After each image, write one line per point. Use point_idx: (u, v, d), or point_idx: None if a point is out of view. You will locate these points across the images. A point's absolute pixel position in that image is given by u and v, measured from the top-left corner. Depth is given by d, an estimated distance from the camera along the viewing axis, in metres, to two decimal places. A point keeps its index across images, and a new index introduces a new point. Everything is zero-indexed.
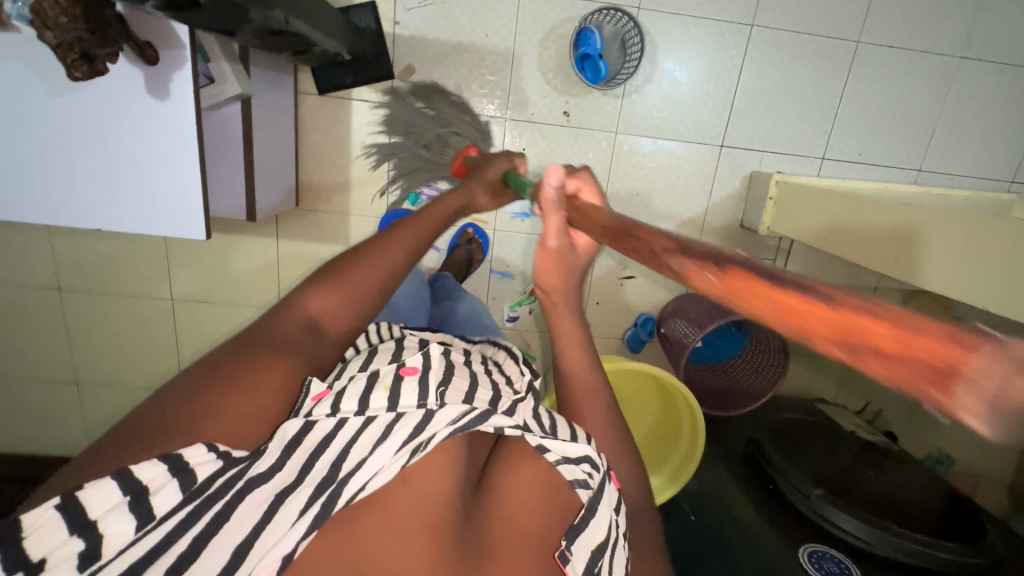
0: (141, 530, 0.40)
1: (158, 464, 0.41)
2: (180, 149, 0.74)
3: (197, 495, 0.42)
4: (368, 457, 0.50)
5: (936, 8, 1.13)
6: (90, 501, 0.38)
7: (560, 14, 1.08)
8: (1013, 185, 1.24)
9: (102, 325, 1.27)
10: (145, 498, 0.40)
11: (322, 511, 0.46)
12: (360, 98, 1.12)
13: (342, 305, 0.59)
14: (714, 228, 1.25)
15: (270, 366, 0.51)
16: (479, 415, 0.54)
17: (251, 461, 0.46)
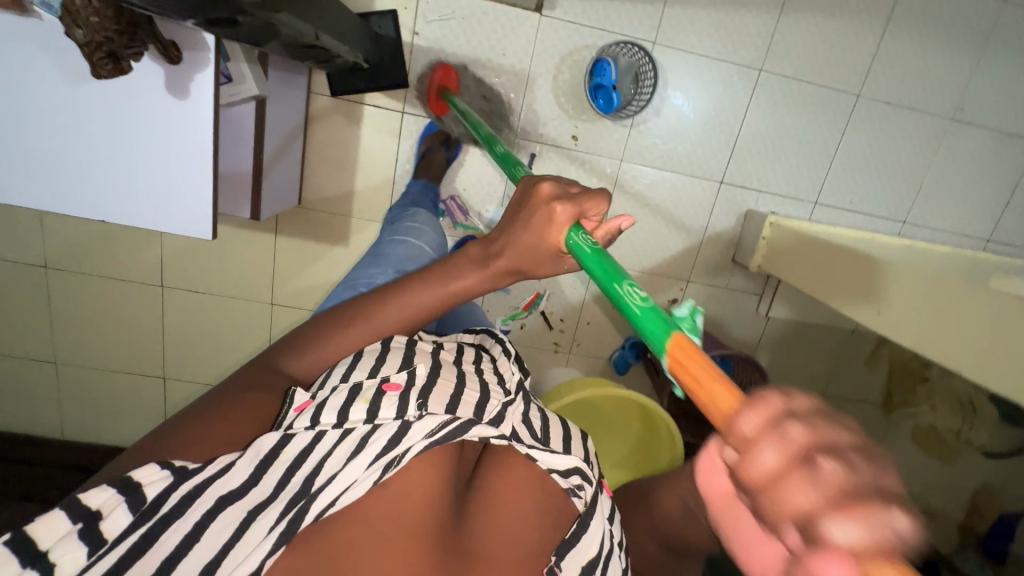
0: (92, 556, 0.44)
1: (106, 490, 0.46)
2: (194, 150, 0.74)
3: (147, 516, 0.46)
4: (341, 470, 0.51)
5: (933, 71, 1.18)
6: (40, 532, 0.43)
7: (576, 41, 1.10)
8: (988, 244, 1.31)
9: (87, 307, 1.25)
10: (94, 523, 0.44)
11: (288, 528, 0.47)
12: (372, 103, 1.12)
13: (318, 364, 0.62)
14: (707, 260, 1.29)
15: (245, 397, 0.56)
16: (461, 425, 0.54)
17: (203, 470, 0.49)
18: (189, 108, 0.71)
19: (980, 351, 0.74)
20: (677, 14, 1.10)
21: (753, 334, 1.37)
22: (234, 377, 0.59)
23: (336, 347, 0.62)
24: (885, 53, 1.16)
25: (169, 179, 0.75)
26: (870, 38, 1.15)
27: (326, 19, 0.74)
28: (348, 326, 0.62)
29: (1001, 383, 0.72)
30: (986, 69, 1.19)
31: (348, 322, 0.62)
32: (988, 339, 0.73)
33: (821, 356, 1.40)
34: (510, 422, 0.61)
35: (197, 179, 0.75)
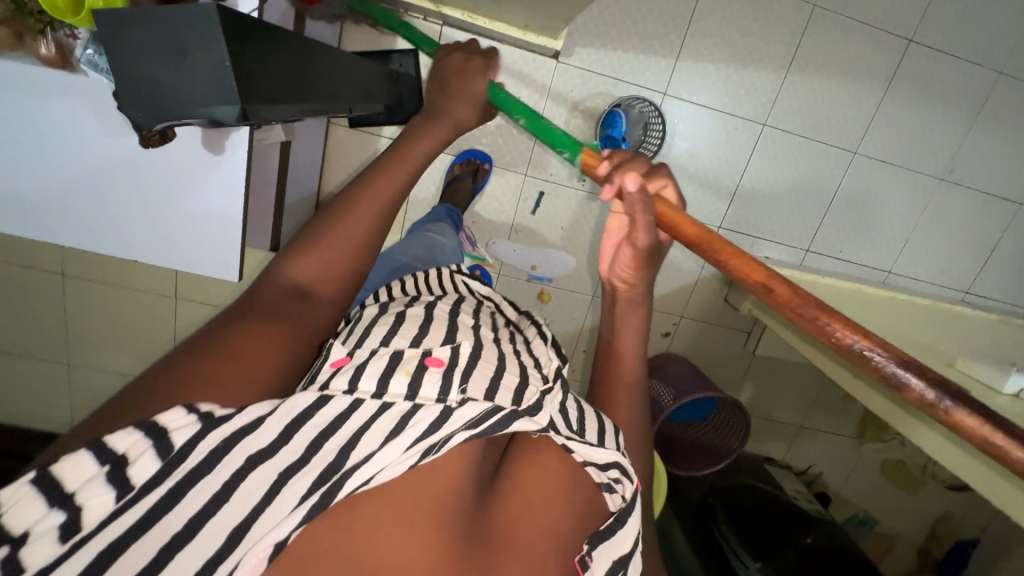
0: (121, 500, 0.39)
1: (132, 432, 0.40)
2: (226, 201, 0.77)
3: (178, 461, 0.41)
4: (379, 449, 0.47)
5: (930, 132, 1.23)
6: (66, 472, 0.38)
7: (590, 87, 1.14)
8: (966, 295, 1.38)
9: (101, 313, 1.28)
10: (122, 468, 0.39)
11: (321, 501, 0.43)
12: (389, 135, 1.15)
13: (326, 267, 0.61)
14: (700, 299, 1.35)
15: (262, 331, 0.52)
16: (503, 419, 0.50)
17: (233, 417, 0.44)
18: (223, 163, 0.75)
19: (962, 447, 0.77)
20: (689, 67, 1.14)
21: (739, 368, 1.44)
22: (243, 307, 0.55)
23: (336, 242, 0.62)
24: (885, 114, 1.21)
25: (192, 233, 0.79)
26: (871, 98, 1.20)
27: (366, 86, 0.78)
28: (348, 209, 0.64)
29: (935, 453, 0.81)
30: (979, 133, 1.24)
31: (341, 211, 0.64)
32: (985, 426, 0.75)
33: (803, 393, 1.47)
34: (549, 409, 0.58)
35: (223, 204, 0.78)
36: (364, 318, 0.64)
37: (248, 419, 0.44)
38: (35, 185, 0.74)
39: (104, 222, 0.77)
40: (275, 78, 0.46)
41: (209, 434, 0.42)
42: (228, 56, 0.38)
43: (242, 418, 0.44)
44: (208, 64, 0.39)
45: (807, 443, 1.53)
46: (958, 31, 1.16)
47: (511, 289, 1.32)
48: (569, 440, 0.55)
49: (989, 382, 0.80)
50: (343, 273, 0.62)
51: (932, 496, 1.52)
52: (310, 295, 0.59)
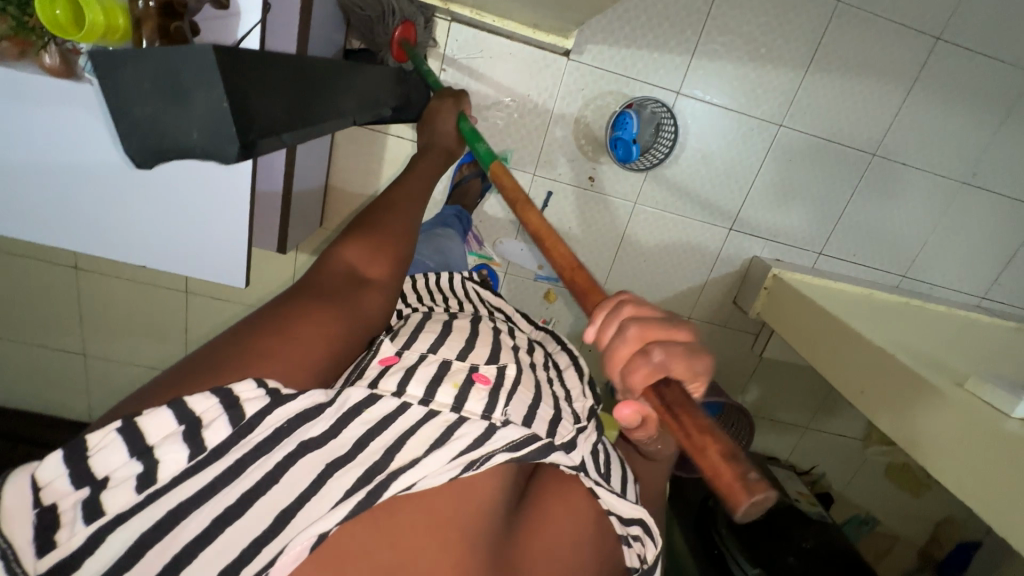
0: (193, 460, 0.39)
1: (210, 398, 0.39)
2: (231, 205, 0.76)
3: (245, 433, 0.41)
4: (421, 457, 0.46)
5: (954, 134, 1.19)
6: (148, 426, 0.38)
7: (601, 86, 1.11)
8: (983, 301, 1.35)
9: (115, 305, 1.31)
10: (198, 430, 0.39)
11: (367, 499, 0.42)
12: (397, 134, 1.14)
13: (378, 254, 0.62)
14: (711, 299, 1.34)
15: (325, 313, 0.51)
16: (542, 448, 0.50)
17: (298, 396, 0.43)
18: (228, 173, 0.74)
19: (976, 473, 0.75)
20: (703, 65, 1.11)
21: (746, 370, 1.43)
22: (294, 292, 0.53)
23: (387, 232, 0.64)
24: (907, 114, 1.17)
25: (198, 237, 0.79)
26: (892, 99, 1.16)
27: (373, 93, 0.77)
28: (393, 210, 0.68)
29: (956, 485, 0.78)
30: (1006, 136, 1.19)
31: (389, 208, 0.68)
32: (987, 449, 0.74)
33: (810, 396, 1.46)
34: (582, 449, 0.58)
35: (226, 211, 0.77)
36: (409, 322, 0.66)
37: (308, 404, 0.44)
38: (40, 187, 0.74)
39: (109, 224, 0.77)
40: (278, 110, 0.46)
41: (277, 409, 0.42)
42: (226, 101, 0.39)
43: (301, 402, 0.43)
44: (207, 104, 0.39)
45: (811, 446, 1.53)
46: (988, 30, 1.11)
47: (517, 290, 1.32)
48: (597, 485, 0.55)
49: (997, 406, 0.79)
50: (395, 263, 0.63)
51: (936, 499, 1.52)
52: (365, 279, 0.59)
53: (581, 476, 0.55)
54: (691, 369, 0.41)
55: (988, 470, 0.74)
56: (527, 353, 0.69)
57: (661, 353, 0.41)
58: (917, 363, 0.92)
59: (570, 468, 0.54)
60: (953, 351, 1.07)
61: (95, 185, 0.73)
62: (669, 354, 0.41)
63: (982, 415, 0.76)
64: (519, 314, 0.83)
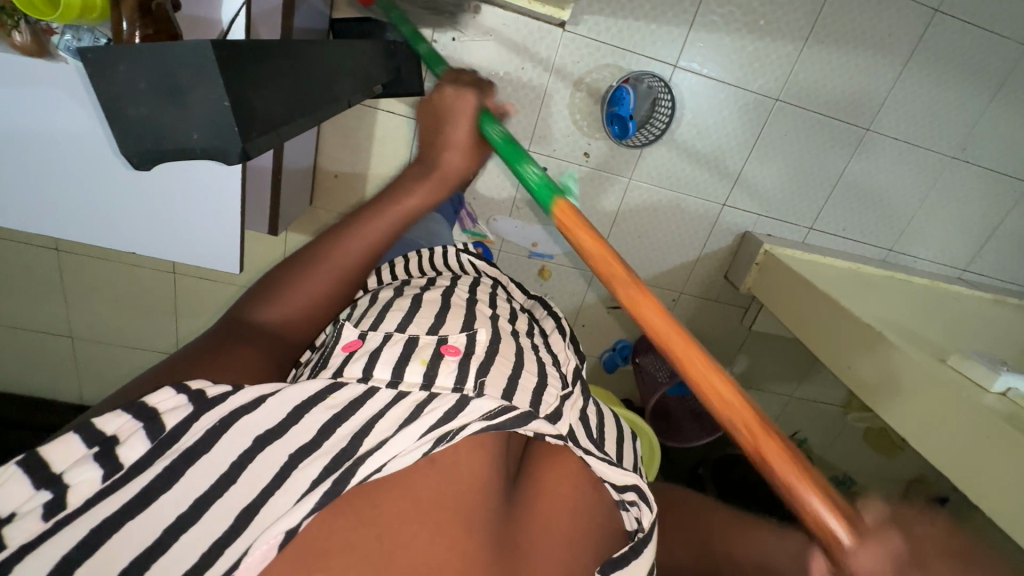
0: (108, 480, 0.42)
1: (121, 416, 0.43)
2: (219, 196, 0.72)
3: (167, 444, 0.44)
4: (391, 436, 0.48)
5: (947, 108, 1.19)
6: (52, 454, 0.41)
7: (598, 58, 1.09)
8: (963, 273, 1.39)
9: (100, 287, 1.28)
10: (111, 448, 0.42)
11: (332, 488, 0.44)
12: (387, 109, 1.10)
13: (302, 306, 0.59)
14: (702, 274, 1.36)
15: (238, 359, 0.52)
16: (521, 415, 0.50)
17: (228, 398, 0.46)
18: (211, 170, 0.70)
19: (953, 445, 0.80)
20: (702, 37, 1.08)
21: (735, 342, 1.47)
22: (220, 329, 0.55)
23: (310, 290, 0.59)
24: (901, 89, 1.17)
25: (162, 232, 0.75)
26: (887, 74, 1.15)
27: (365, 74, 0.74)
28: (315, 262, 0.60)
29: (928, 448, 0.84)
30: (997, 110, 1.20)
31: (311, 262, 0.60)
32: (955, 416, 0.80)
33: (794, 365, 1.51)
34: (568, 417, 0.58)
35: (198, 202, 0.73)
36: (376, 303, 0.67)
37: (248, 398, 0.47)
38: None
39: (66, 213, 0.72)
40: (277, 104, 0.46)
41: (202, 415, 0.45)
42: (228, 101, 0.39)
43: (234, 401, 0.46)
44: (205, 105, 0.39)
45: (794, 413, 1.59)
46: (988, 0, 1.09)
47: (512, 267, 1.32)
48: (586, 454, 0.54)
49: (977, 380, 0.84)
50: (323, 310, 0.61)
51: (909, 460, 1.59)
52: (289, 331, 0.58)
53: (569, 446, 0.55)
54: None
55: (966, 443, 0.78)
56: (510, 322, 0.68)
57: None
58: (905, 341, 0.95)
59: (557, 438, 0.53)
60: (930, 323, 1.11)
61: (62, 176, 0.69)
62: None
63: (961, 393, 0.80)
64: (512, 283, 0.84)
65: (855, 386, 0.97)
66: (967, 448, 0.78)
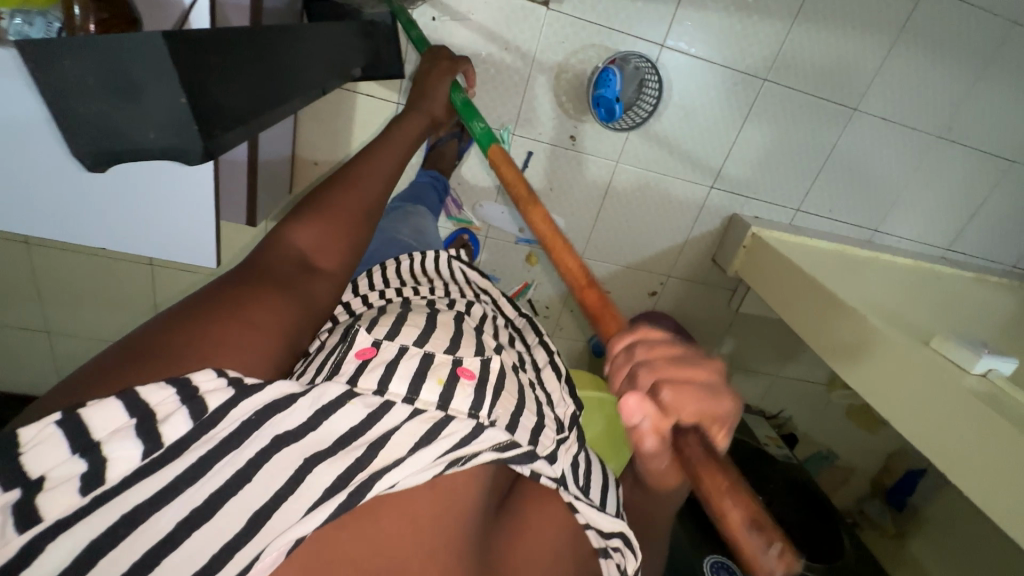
0: (147, 458, 0.39)
1: (165, 389, 0.39)
2: (193, 198, 0.69)
3: (207, 427, 0.41)
4: (406, 456, 0.46)
5: (936, 85, 1.18)
6: (94, 420, 0.36)
7: (581, 39, 1.06)
8: (947, 252, 1.41)
9: (74, 280, 1.24)
10: (152, 424, 0.39)
11: (349, 500, 0.43)
12: (366, 93, 1.07)
13: (330, 243, 0.61)
14: (689, 257, 1.35)
15: (273, 299, 0.51)
16: (527, 454, 0.51)
17: (264, 387, 0.43)
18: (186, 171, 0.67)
19: (925, 424, 0.83)
20: (688, 14, 1.05)
21: (721, 324, 1.48)
22: (247, 271, 0.53)
23: (338, 220, 0.62)
24: (890, 68, 1.15)
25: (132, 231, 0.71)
26: (875, 54, 1.14)
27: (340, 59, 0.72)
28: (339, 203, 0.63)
29: (908, 433, 0.85)
30: (985, 88, 1.18)
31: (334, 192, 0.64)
32: (927, 396, 0.83)
33: (780, 346, 1.52)
34: (562, 459, 0.60)
35: (173, 201, 0.69)
36: (387, 313, 0.63)
37: (281, 394, 0.44)
38: None
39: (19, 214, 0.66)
40: (242, 98, 0.47)
41: (242, 401, 0.42)
42: (185, 98, 0.40)
43: (271, 392, 0.44)
44: (162, 103, 0.40)
45: (779, 393, 1.61)
46: None
47: (496, 255, 1.30)
48: (576, 499, 0.55)
49: (960, 362, 0.85)
50: (350, 250, 0.62)
51: (888, 435, 1.63)
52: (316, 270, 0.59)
53: (560, 489, 0.56)
54: (703, 406, 0.44)
55: (947, 425, 0.80)
56: (507, 353, 0.67)
57: (670, 392, 0.44)
58: (887, 324, 0.95)
59: (552, 479, 0.55)
60: (914, 305, 1.12)
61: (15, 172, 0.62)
62: (676, 394, 0.44)
63: (947, 375, 0.81)
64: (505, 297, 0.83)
65: (837, 368, 0.98)
66: (941, 426, 0.81)
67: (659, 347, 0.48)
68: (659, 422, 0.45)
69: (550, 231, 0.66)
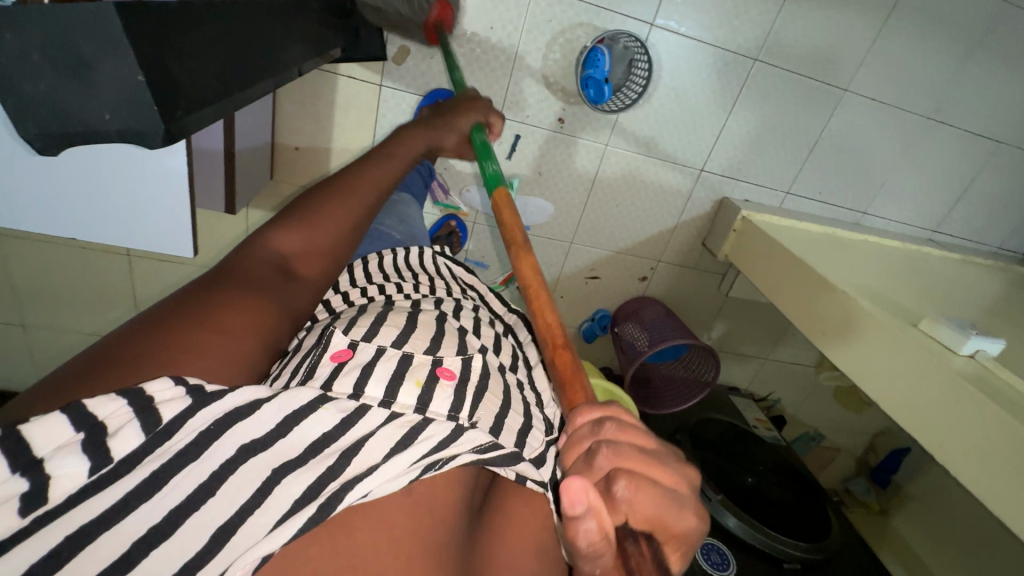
0: (94, 474, 0.37)
1: (117, 400, 0.37)
2: (158, 191, 0.66)
3: (161, 440, 0.40)
4: (380, 464, 0.45)
5: (925, 66, 1.17)
6: (37, 436, 0.35)
7: (571, 16, 1.02)
8: (933, 234, 1.41)
9: (48, 273, 1.20)
10: (102, 438, 0.37)
11: (317, 514, 0.41)
12: (347, 74, 1.03)
13: (313, 248, 0.59)
14: (680, 241, 1.34)
15: (247, 302, 0.49)
16: (510, 455, 0.50)
17: (226, 395, 0.42)
18: (154, 165, 0.64)
19: (911, 419, 0.84)
20: None
21: (712, 308, 1.48)
22: (224, 271, 0.52)
23: (325, 228, 0.60)
24: (881, 48, 1.14)
25: (94, 228, 0.68)
26: (866, 32, 1.12)
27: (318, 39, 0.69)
28: (325, 203, 0.62)
29: (904, 421, 0.85)
30: (974, 70, 1.18)
31: (323, 197, 0.62)
32: (916, 385, 0.83)
33: (768, 330, 1.53)
34: (552, 462, 0.58)
35: (140, 199, 0.66)
36: (367, 312, 0.63)
37: (243, 401, 0.43)
38: None
39: None
40: (209, 75, 0.45)
41: (199, 411, 0.41)
42: (141, 76, 0.38)
43: (235, 397, 0.42)
44: (113, 79, 0.38)
45: (767, 376, 1.62)
46: None
47: (484, 242, 1.28)
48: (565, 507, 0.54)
49: (947, 343, 0.85)
50: (332, 258, 0.61)
51: (875, 415, 1.65)
52: (295, 276, 0.57)
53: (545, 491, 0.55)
54: (654, 510, 0.39)
55: (935, 412, 0.80)
56: (496, 355, 0.65)
57: (626, 486, 0.38)
58: (875, 305, 0.95)
59: (537, 484, 0.53)
60: (903, 287, 1.12)
61: None
62: (632, 487, 0.38)
63: (933, 356, 0.81)
64: (492, 293, 0.81)
65: (830, 353, 0.98)
66: (927, 413, 0.82)
67: (614, 425, 0.42)
68: (603, 519, 0.36)
69: (536, 281, 0.58)
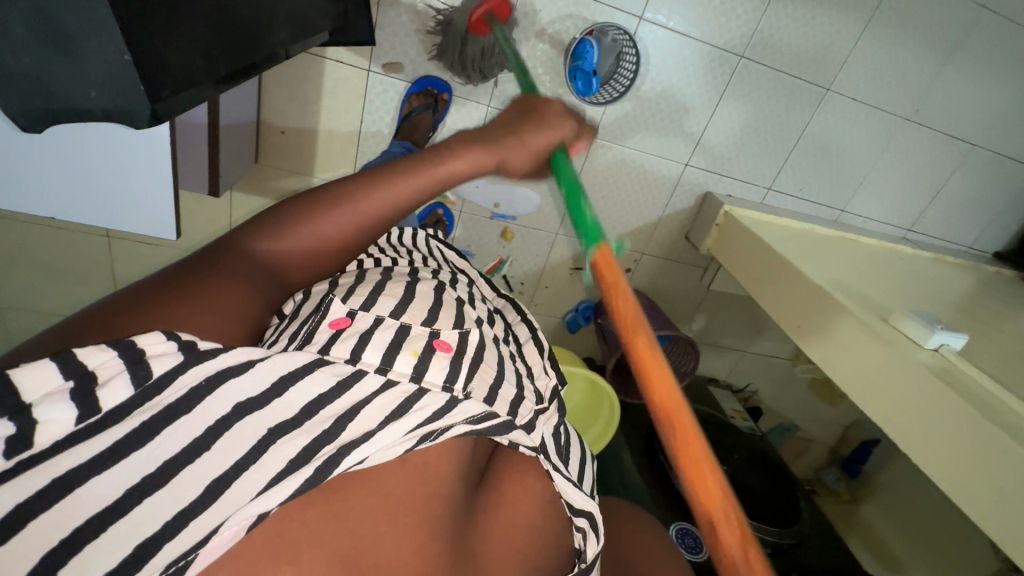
0: (82, 422, 0.38)
1: (106, 351, 0.38)
2: (141, 173, 0.66)
3: (150, 394, 0.40)
4: (377, 429, 0.46)
5: (904, 68, 1.19)
6: (26, 382, 0.35)
7: (561, 7, 1.03)
8: (907, 234, 1.46)
9: (23, 253, 1.17)
10: (90, 388, 0.38)
11: (313, 477, 0.42)
12: (335, 58, 1.02)
13: (300, 257, 0.54)
14: (665, 233, 1.36)
15: (223, 294, 0.47)
16: (502, 424, 0.50)
17: (218, 354, 0.43)
18: (136, 146, 0.64)
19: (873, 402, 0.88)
20: None
21: (693, 301, 1.51)
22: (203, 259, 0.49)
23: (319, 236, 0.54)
24: (863, 49, 1.16)
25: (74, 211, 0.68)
26: (849, 32, 1.14)
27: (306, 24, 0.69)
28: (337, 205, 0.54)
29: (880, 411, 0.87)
30: (953, 71, 1.21)
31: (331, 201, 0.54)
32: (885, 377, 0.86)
33: (748, 322, 1.56)
34: (540, 430, 0.59)
35: (123, 181, 0.66)
36: (363, 282, 0.62)
37: (237, 360, 0.44)
38: None
39: None
40: (197, 54, 0.45)
41: (190, 367, 0.41)
42: (129, 56, 0.39)
43: (226, 357, 0.43)
44: (100, 51, 0.39)
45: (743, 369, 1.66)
46: None
47: (472, 230, 1.29)
48: (553, 470, 0.54)
49: (914, 337, 0.89)
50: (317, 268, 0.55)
51: (848, 408, 1.71)
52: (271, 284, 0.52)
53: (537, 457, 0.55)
54: None
55: (904, 395, 0.83)
56: (489, 326, 0.66)
57: None
58: (850, 300, 0.98)
59: (530, 448, 0.53)
60: (877, 283, 1.16)
61: None
62: None
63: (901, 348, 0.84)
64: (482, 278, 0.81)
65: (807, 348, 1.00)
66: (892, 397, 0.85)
67: None
68: None
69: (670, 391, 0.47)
